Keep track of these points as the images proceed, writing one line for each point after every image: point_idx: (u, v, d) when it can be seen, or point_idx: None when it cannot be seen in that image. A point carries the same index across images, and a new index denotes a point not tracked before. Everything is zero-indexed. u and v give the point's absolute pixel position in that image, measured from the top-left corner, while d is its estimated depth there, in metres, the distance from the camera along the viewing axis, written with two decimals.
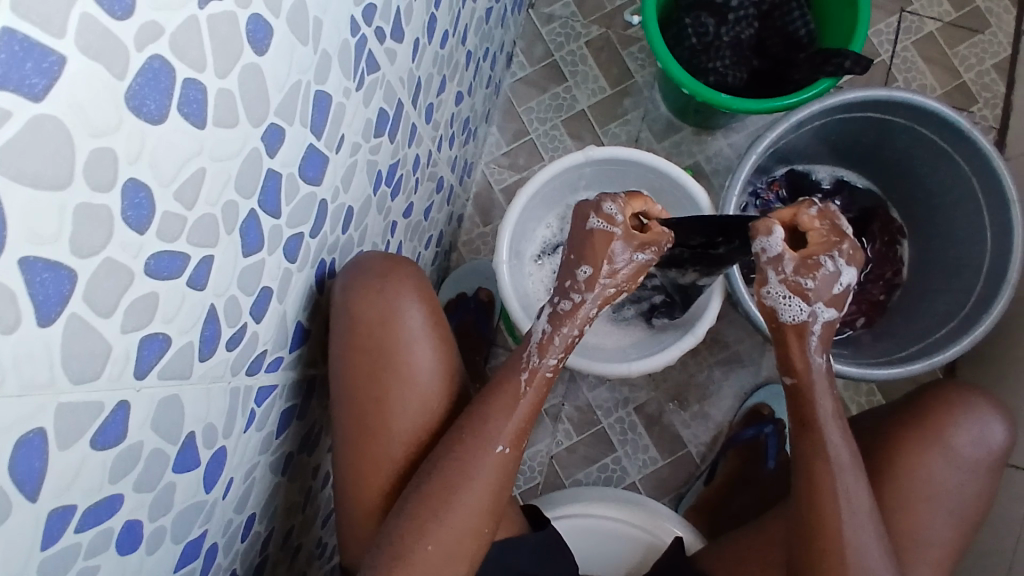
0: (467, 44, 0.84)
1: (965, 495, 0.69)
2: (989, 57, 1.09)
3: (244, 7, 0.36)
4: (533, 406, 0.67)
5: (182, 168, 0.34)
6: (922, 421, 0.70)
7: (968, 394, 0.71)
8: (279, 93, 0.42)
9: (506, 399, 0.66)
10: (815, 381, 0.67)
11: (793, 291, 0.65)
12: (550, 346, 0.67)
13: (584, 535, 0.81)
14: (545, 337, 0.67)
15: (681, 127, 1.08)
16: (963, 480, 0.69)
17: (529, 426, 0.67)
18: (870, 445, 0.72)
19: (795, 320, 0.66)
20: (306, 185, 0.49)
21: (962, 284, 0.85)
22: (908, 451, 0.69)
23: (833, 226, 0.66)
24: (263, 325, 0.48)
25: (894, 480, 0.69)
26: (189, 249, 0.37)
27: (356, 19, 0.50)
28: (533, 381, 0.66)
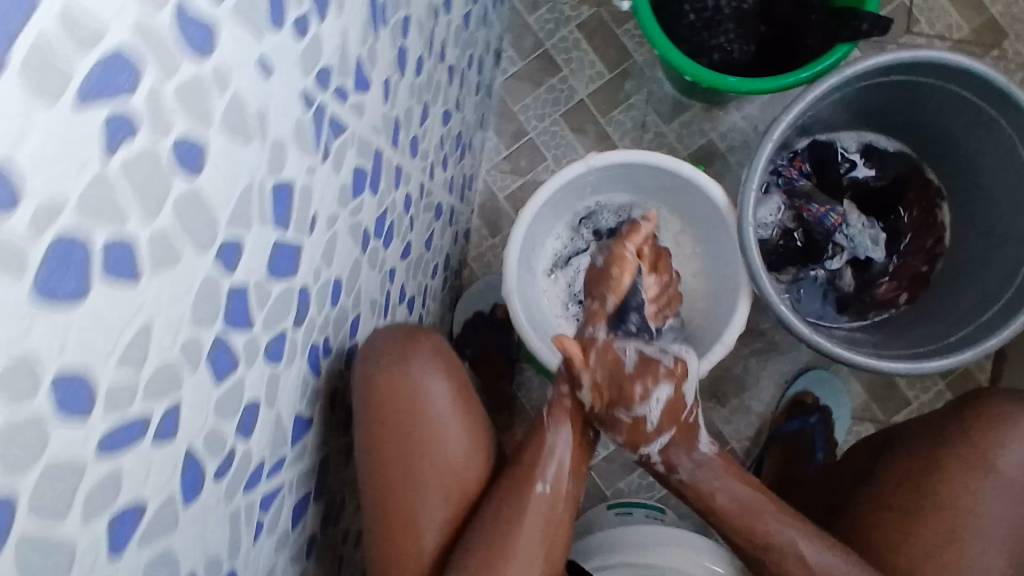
0: (447, 60, 0.78)
1: (1013, 525, 0.68)
2: None
3: (165, 135, 0.31)
4: (577, 440, 0.70)
5: (120, 336, 0.31)
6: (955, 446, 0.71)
7: (999, 410, 0.72)
8: (228, 207, 0.37)
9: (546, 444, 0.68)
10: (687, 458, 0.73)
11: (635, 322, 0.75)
12: (572, 377, 0.71)
13: None
14: (565, 369, 0.72)
15: (690, 105, 1.00)
16: (1008, 504, 0.69)
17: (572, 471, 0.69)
18: (892, 478, 0.73)
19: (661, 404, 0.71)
20: (277, 283, 0.45)
21: (1010, 254, 0.78)
22: (948, 480, 0.70)
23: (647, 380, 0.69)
24: (254, 439, 0.45)
25: (924, 511, 0.70)
26: (148, 410, 0.34)
27: (308, 91, 0.45)
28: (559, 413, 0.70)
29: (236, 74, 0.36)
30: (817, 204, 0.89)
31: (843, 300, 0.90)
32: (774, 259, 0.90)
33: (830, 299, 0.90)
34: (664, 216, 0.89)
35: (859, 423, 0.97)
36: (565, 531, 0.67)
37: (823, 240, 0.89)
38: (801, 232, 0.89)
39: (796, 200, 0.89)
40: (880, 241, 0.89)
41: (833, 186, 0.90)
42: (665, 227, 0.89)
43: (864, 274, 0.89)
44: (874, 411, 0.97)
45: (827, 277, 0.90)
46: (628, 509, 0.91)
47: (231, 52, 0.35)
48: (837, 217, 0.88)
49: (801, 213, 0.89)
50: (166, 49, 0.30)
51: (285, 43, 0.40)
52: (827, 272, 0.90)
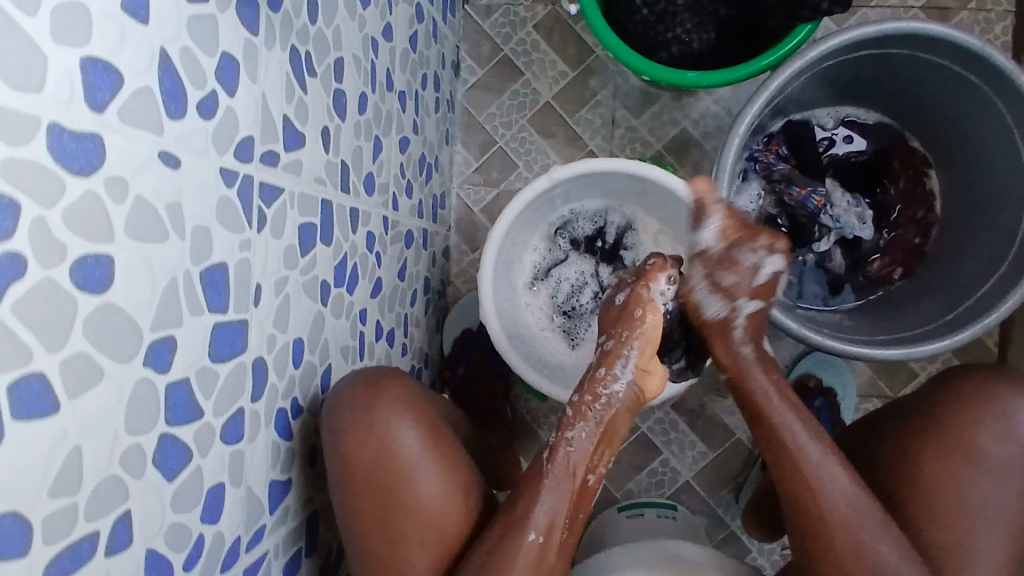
0: (397, 87, 0.76)
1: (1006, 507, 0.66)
2: None
3: (60, 261, 0.31)
4: (570, 497, 0.65)
5: (47, 468, 0.31)
6: (939, 431, 0.69)
7: (983, 386, 0.69)
8: (150, 310, 0.37)
9: (538, 496, 0.64)
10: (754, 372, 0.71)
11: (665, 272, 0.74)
12: (571, 421, 0.67)
13: None
14: (567, 413, 0.68)
15: (658, 95, 0.98)
16: (999, 485, 0.66)
17: (568, 520, 0.65)
18: (880, 471, 0.71)
19: (718, 316, 0.72)
20: (225, 366, 0.44)
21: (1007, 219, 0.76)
22: (925, 463, 0.68)
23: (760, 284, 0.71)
24: (226, 519, 0.45)
25: (911, 500, 0.68)
26: (95, 526, 0.34)
27: (228, 168, 0.44)
28: (556, 459, 0.65)
29: (135, 176, 0.35)
30: (798, 187, 0.87)
31: (836, 281, 0.88)
32: None
33: (821, 282, 0.88)
34: (639, 215, 0.87)
35: (866, 400, 0.96)
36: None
37: (808, 223, 0.87)
38: (784, 216, 0.88)
39: (776, 184, 0.87)
40: (867, 219, 0.87)
41: (815, 167, 0.88)
42: (642, 228, 0.87)
43: (855, 253, 0.87)
44: (879, 386, 0.95)
45: (817, 260, 0.88)
46: (639, 511, 0.90)
47: (124, 157, 0.34)
48: (819, 199, 0.86)
49: (782, 197, 0.87)
50: (43, 176, 0.30)
51: (189, 129, 0.39)
52: (816, 255, 0.88)
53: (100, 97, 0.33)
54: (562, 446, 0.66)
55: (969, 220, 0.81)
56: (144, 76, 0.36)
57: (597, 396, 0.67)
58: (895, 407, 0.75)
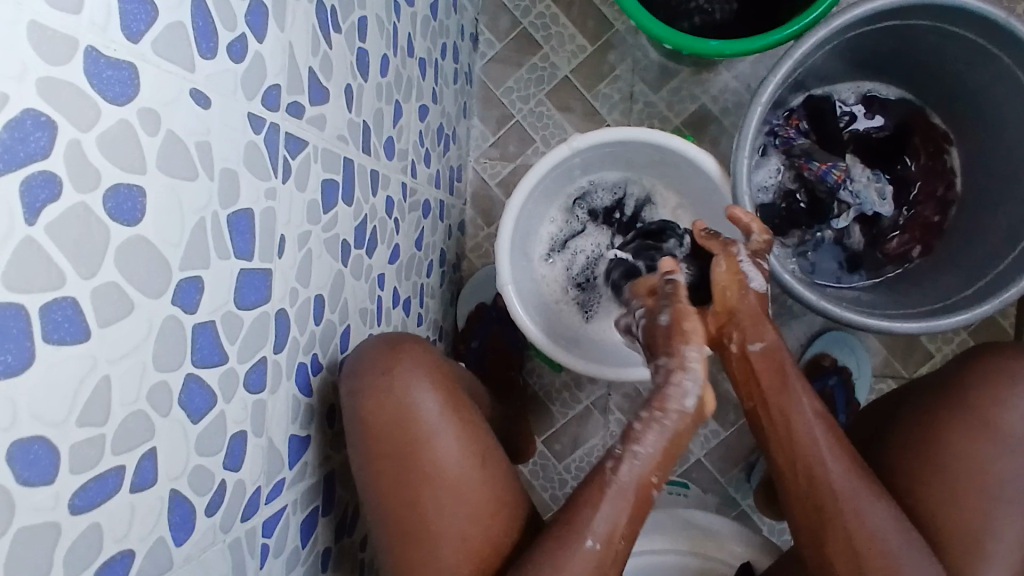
0: (417, 53, 0.76)
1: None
2: None
3: (93, 188, 0.31)
4: (632, 505, 0.60)
5: (78, 393, 0.31)
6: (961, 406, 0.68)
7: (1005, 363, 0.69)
8: (179, 247, 0.37)
9: (597, 504, 0.59)
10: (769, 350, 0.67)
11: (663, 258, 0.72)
12: (639, 434, 0.61)
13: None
14: (634, 426, 0.61)
15: (678, 70, 0.97)
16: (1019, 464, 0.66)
17: (628, 529, 0.60)
18: (902, 447, 0.70)
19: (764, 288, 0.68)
20: (249, 313, 0.44)
21: None
22: (950, 441, 0.67)
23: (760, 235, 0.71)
24: (247, 468, 0.45)
25: (932, 473, 0.67)
26: (123, 459, 0.34)
27: (255, 114, 0.43)
28: (622, 470, 0.60)
29: (166, 111, 0.35)
30: (818, 162, 0.85)
31: (854, 259, 0.87)
32: (778, 223, 0.87)
33: (839, 259, 0.87)
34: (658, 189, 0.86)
35: (881, 380, 0.95)
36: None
37: (827, 198, 0.86)
38: (803, 192, 0.86)
39: (795, 159, 0.86)
40: (887, 196, 0.86)
41: (835, 142, 0.87)
42: (662, 203, 0.87)
43: (874, 229, 0.86)
44: (894, 366, 0.95)
45: (835, 237, 0.87)
46: None
47: (156, 90, 0.34)
48: (839, 173, 0.85)
49: (802, 172, 0.86)
50: (79, 98, 0.30)
51: (219, 70, 0.39)
52: (834, 232, 0.87)
53: (134, 27, 0.32)
54: (628, 459, 0.60)
55: (989, 197, 0.80)
56: (177, 11, 0.35)
57: (665, 410, 0.61)
58: (927, 379, 0.74)
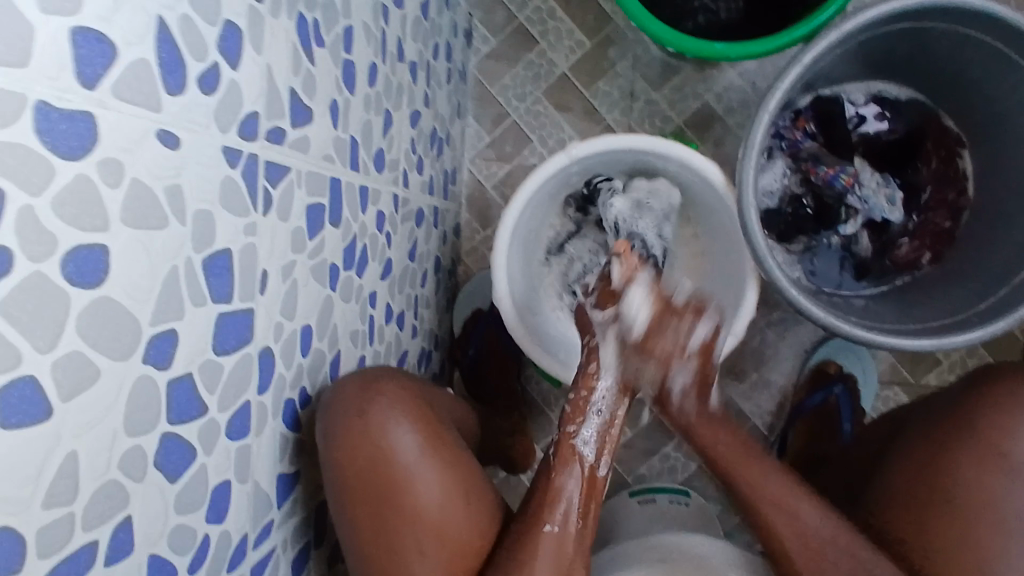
0: (408, 57, 0.72)
1: None
2: None
3: (48, 255, 0.28)
4: (583, 486, 0.65)
5: (41, 475, 0.29)
6: (966, 426, 0.65)
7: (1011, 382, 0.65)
8: (150, 302, 0.34)
9: (559, 482, 0.64)
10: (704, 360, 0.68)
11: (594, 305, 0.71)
12: (574, 415, 0.68)
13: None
14: (567, 409, 0.68)
15: (680, 67, 0.93)
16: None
17: (585, 513, 0.64)
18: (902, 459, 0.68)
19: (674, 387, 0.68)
20: (230, 359, 0.42)
21: None
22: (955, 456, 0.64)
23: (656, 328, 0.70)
24: (233, 517, 0.43)
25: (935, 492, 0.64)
26: (94, 534, 0.32)
27: (231, 147, 0.41)
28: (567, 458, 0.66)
29: (130, 158, 0.32)
30: (825, 166, 0.84)
31: (862, 266, 0.85)
32: (784, 228, 0.84)
33: (846, 265, 0.85)
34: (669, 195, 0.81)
35: (886, 387, 0.93)
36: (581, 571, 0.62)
37: (834, 204, 0.84)
38: (810, 197, 0.85)
39: (802, 163, 0.85)
40: (896, 201, 0.84)
41: (844, 145, 0.84)
42: None
43: (882, 236, 0.84)
44: (900, 373, 0.93)
45: (843, 243, 0.85)
46: (651, 496, 0.88)
47: (117, 137, 0.31)
48: (847, 178, 0.84)
49: (809, 176, 0.85)
50: (28, 159, 0.27)
51: (189, 106, 0.36)
52: (842, 238, 0.85)
53: (90, 72, 0.29)
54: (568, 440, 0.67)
55: (1004, 204, 0.77)
56: (139, 48, 0.32)
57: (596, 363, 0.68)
58: (927, 402, 0.72)
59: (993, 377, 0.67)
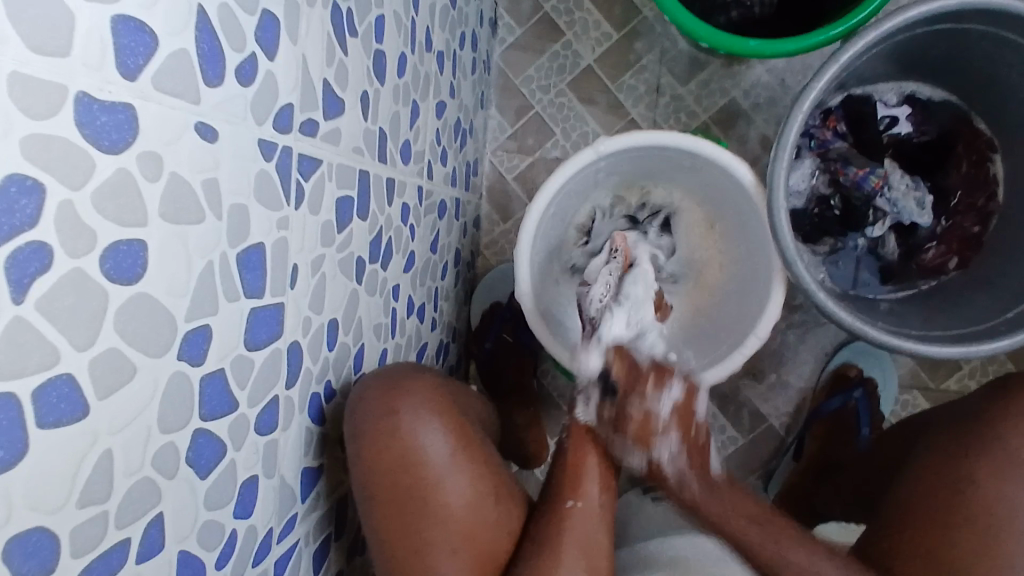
0: (435, 47, 0.71)
1: None
2: None
3: (87, 250, 0.28)
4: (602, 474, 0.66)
5: (76, 473, 0.28)
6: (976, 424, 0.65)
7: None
8: (185, 298, 0.34)
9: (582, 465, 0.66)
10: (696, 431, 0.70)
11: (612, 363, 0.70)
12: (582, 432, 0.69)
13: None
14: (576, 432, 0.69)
15: (708, 62, 0.92)
16: None
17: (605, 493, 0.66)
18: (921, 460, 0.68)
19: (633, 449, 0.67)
20: (261, 353, 0.41)
21: None
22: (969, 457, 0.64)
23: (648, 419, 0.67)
24: (259, 512, 0.43)
25: (951, 489, 0.63)
26: (127, 530, 0.32)
27: (266, 140, 0.40)
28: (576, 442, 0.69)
29: (169, 151, 0.32)
30: (855, 167, 0.83)
31: (887, 269, 0.85)
32: (808, 230, 0.85)
33: (872, 268, 0.85)
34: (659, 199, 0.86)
35: (906, 391, 0.92)
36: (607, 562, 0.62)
37: (862, 206, 0.84)
38: (837, 198, 0.84)
39: (831, 163, 0.84)
40: (926, 206, 0.82)
41: (873, 146, 0.83)
42: (687, 212, 0.86)
43: (909, 239, 0.84)
44: (920, 379, 0.92)
45: (869, 245, 0.85)
46: None
47: (156, 130, 0.31)
48: (877, 180, 0.83)
49: (837, 177, 0.84)
50: (69, 151, 0.26)
51: (228, 96, 0.36)
52: (868, 241, 0.85)
53: (132, 62, 0.29)
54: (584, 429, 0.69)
55: None
56: (179, 38, 0.31)
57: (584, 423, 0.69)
58: (939, 412, 0.71)
59: (1006, 390, 0.66)
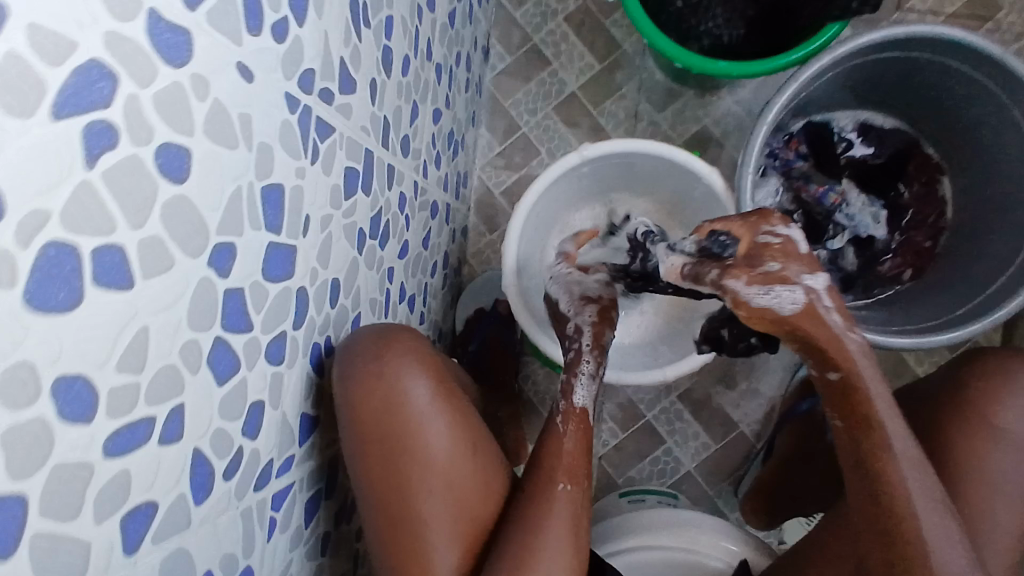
0: (434, 59, 0.78)
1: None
2: None
3: (147, 143, 0.32)
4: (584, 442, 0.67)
5: (118, 340, 0.31)
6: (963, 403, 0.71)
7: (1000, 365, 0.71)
8: (217, 212, 0.38)
9: (558, 441, 0.66)
10: (862, 366, 0.62)
11: (758, 277, 0.64)
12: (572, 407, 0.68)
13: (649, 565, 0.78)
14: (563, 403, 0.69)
15: (682, 92, 1.00)
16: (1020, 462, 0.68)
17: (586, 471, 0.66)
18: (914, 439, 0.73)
19: (787, 303, 0.63)
20: (275, 286, 0.45)
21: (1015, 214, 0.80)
22: (957, 438, 0.70)
23: (779, 297, 0.63)
24: (262, 439, 0.46)
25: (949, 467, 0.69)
26: (152, 410, 0.34)
27: (292, 94, 0.45)
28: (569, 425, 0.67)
29: (215, 79, 0.36)
30: (815, 185, 0.91)
31: (848, 279, 0.90)
32: None
33: (834, 278, 0.90)
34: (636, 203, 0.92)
35: None
36: (587, 530, 0.63)
37: (824, 220, 0.91)
38: (801, 213, 0.91)
39: (794, 181, 0.91)
40: (880, 219, 0.91)
41: (832, 165, 0.91)
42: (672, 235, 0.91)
43: (868, 252, 0.90)
44: None
45: (830, 258, 0.91)
46: (641, 495, 0.90)
47: (207, 57, 0.35)
48: (835, 196, 0.91)
49: (800, 194, 0.91)
50: (140, 54, 0.31)
51: (264, 47, 0.41)
52: (829, 252, 0.91)
53: None
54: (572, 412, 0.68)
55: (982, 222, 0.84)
56: None
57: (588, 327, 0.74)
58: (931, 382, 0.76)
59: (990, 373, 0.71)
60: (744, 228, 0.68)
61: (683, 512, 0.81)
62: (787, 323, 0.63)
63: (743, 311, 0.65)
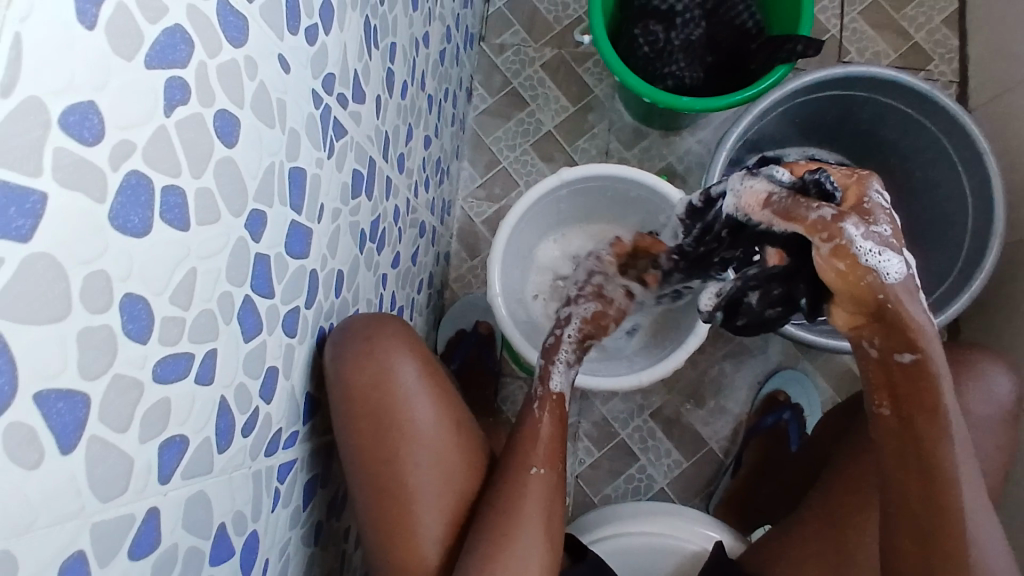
0: (427, 90, 0.85)
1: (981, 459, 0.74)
2: (919, 31, 1.23)
3: (209, 106, 0.36)
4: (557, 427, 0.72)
5: (173, 273, 0.35)
6: None
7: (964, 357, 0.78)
8: (255, 180, 0.42)
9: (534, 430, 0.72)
10: (938, 351, 0.51)
11: (864, 226, 0.48)
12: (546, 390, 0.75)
13: (633, 551, 0.81)
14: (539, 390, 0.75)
15: (648, 132, 1.10)
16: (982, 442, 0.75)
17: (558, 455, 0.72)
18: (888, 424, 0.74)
19: (892, 267, 0.47)
20: (295, 260, 0.49)
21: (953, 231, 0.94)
22: None
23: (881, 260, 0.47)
24: (273, 405, 0.49)
25: None
26: (192, 347, 0.37)
27: (316, 91, 0.50)
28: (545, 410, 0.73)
29: (261, 62, 0.42)
30: None
31: None
32: None
33: None
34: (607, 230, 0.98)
35: None
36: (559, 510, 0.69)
37: None
38: None
39: None
40: None
41: None
42: None
43: None
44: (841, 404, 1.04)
45: None
46: None
47: (258, 42, 0.41)
48: None
49: None
50: (209, 27, 0.35)
51: (299, 45, 0.46)
52: None
53: None
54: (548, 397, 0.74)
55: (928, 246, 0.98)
56: None
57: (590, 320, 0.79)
58: None
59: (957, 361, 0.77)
60: (850, 179, 0.52)
61: (662, 503, 0.85)
62: (871, 291, 0.48)
63: (840, 266, 0.48)
